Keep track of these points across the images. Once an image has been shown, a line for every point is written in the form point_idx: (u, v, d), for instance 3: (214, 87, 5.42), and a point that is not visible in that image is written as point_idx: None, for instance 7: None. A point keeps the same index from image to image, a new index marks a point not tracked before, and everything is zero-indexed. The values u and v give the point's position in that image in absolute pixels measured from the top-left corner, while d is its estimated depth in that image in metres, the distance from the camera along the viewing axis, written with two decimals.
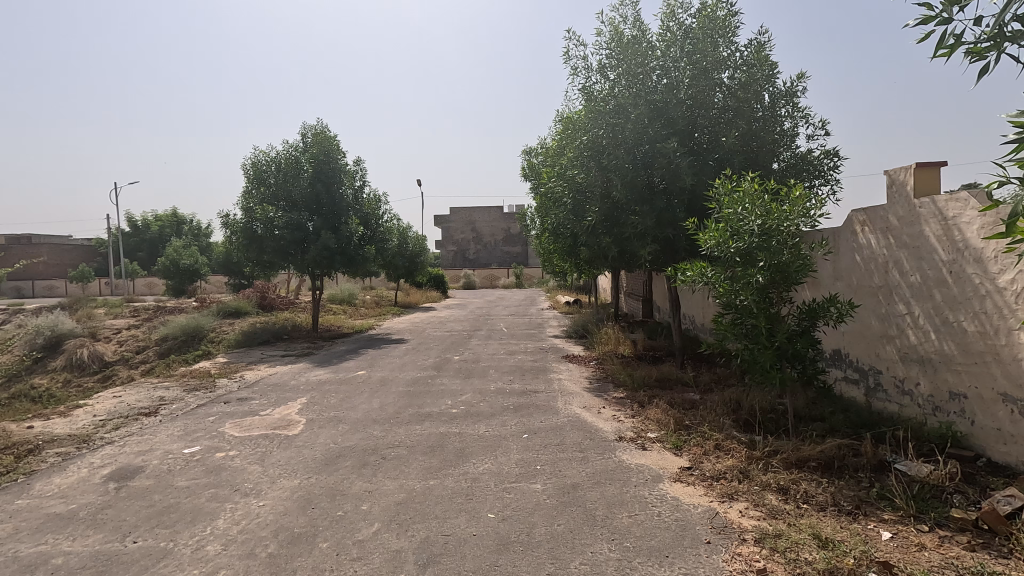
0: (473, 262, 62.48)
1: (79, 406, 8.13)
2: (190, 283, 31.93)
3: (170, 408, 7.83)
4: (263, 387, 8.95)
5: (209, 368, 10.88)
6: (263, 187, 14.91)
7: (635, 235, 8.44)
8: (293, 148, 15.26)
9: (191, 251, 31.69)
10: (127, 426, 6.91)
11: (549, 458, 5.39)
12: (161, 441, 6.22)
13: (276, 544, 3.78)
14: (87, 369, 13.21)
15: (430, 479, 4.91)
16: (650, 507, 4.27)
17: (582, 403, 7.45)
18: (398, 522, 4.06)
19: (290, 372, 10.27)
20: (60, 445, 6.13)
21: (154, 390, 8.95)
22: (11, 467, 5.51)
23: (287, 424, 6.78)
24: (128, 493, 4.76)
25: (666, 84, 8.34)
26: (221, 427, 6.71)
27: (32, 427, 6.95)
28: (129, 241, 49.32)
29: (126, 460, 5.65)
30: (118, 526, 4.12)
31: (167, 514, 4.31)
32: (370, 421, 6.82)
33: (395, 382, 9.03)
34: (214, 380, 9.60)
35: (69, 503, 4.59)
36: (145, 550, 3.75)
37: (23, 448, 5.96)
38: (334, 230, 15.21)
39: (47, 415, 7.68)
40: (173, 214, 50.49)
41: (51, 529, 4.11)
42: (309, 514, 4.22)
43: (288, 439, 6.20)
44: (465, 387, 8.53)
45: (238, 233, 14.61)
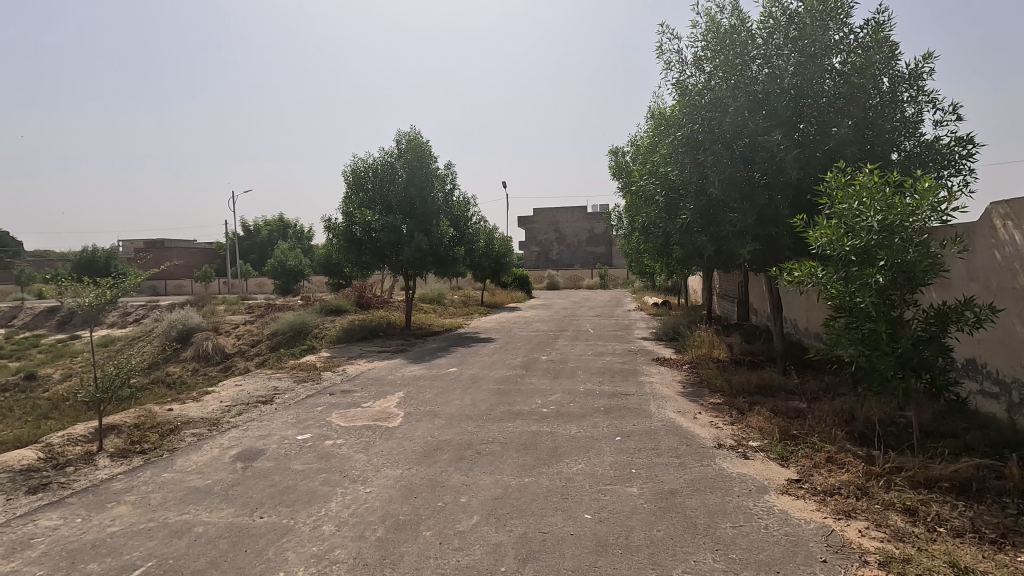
0: (556, 263, 62.55)
1: (208, 393, 9.07)
2: (295, 283, 34.60)
3: (283, 397, 8.52)
4: (363, 381, 9.51)
5: (315, 361, 11.71)
6: (362, 192, 15.82)
7: (734, 233, 8.01)
8: (389, 154, 16.08)
9: (296, 252, 34.25)
10: (249, 413, 7.61)
11: (643, 462, 5.28)
12: (278, 427, 6.79)
13: (383, 529, 4.00)
14: (211, 360, 14.72)
15: (525, 477, 4.96)
16: (755, 518, 4.06)
17: (676, 408, 7.23)
18: (497, 517, 4.15)
19: (386, 367, 10.80)
20: (195, 427, 6.88)
21: (269, 380, 9.80)
22: (157, 443, 6.26)
23: (386, 416, 7.17)
24: (254, 473, 5.24)
25: (767, 73, 7.94)
26: (328, 417, 7.20)
27: (171, 409, 7.83)
28: (243, 244, 54.33)
29: (249, 442, 6.23)
30: (247, 502, 4.55)
31: (287, 494, 4.70)
32: (464, 417, 7.02)
33: (485, 380, 9.25)
34: (320, 373, 10.34)
35: (205, 478, 5.14)
36: (271, 525, 4.11)
37: (166, 427, 6.76)
38: (427, 231, 15.79)
39: (183, 400, 8.62)
40: (280, 219, 55.04)
41: (192, 501, 4.62)
42: (413, 503, 4.43)
43: (389, 430, 6.52)
44: (554, 387, 8.56)
45: (340, 236, 15.54)
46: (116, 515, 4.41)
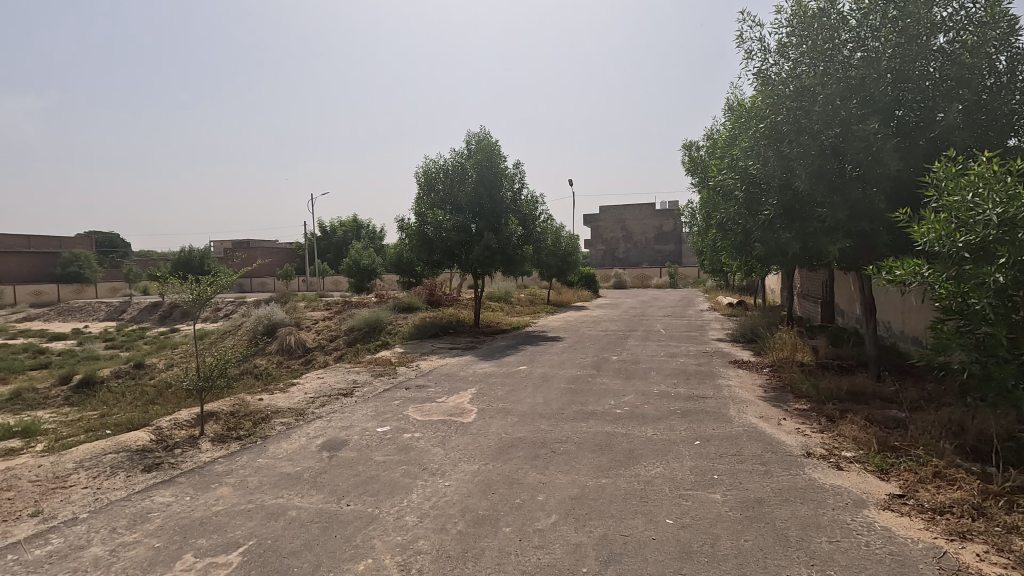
0: (623, 262, 61.47)
1: (293, 384, 9.62)
2: (369, 281, 36.04)
3: (362, 390, 8.89)
4: (437, 376, 9.75)
5: (390, 356, 12.14)
6: (433, 193, 16.21)
7: (824, 230, 7.53)
8: (459, 155, 16.39)
9: (369, 252, 35.66)
10: (331, 404, 8.00)
11: (726, 469, 5.07)
12: (359, 419, 7.09)
13: (464, 522, 4.07)
14: (294, 354, 15.60)
15: (602, 478, 4.91)
16: (854, 534, 3.80)
17: (758, 413, 6.88)
18: (575, 516, 4.12)
19: (457, 363, 11.02)
20: (284, 416, 7.32)
21: (348, 374, 10.26)
22: (251, 430, 6.70)
23: (461, 412, 7.31)
24: (339, 462, 5.50)
25: (861, 58, 7.41)
26: (405, 411, 7.44)
27: (262, 399, 8.37)
28: (320, 244, 57.21)
29: (334, 433, 6.55)
30: (334, 490, 4.77)
31: (371, 483, 4.89)
32: (537, 415, 7.03)
33: (556, 379, 9.22)
34: (395, 368, 10.71)
35: (295, 465, 5.45)
36: (357, 513, 4.29)
37: (259, 416, 7.22)
38: (495, 230, 15.95)
39: (272, 390, 9.19)
40: (354, 220, 57.56)
41: (285, 486, 4.91)
42: (491, 499, 4.48)
43: (464, 426, 6.65)
44: (627, 388, 8.41)
45: (412, 236, 16.00)
46: (219, 495, 4.75)
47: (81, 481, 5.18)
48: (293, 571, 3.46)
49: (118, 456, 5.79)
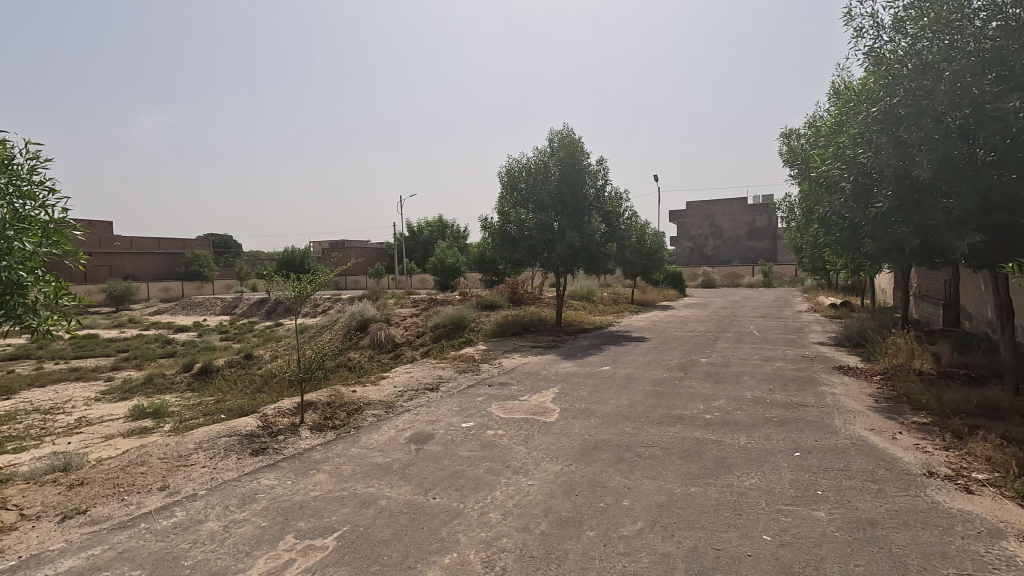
0: (711, 260, 58.82)
1: (383, 378, 10.07)
2: (453, 280, 37.08)
3: (447, 386, 9.13)
4: (519, 375, 9.81)
5: (473, 353, 12.38)
6: (516, 191, 16.33)
7: (949, 223, 6.72)
8: (542, 153, 16.39)
9: (454, 251, 36.68)
10: (418, 398, 8.28)
11: (830, 484, 4.66)
12: (445, 414, 7.27)
13: (547, 523, 4.04)
14: (384, 348, 16.32)
15: (691, 486, 4.68)
16: (989, 568, 3.34)
17: (867, 425, 6.28)
18: (662, 525, 3.97)
19: (539, 362, 11.02)
20: (375, 408, 7.66)
21: (434, 369, 10.57)
22: (345, 421, 7.08)
23: (544, 411, 7.29)
24: (426, 455, 5.66)
25: (997, 28, 6.53)
26: (488, 407, 7.54)
27: (355, 391, 8.84)
28: (408, 244, 59.66)
29: (421, 426, 6.76)
30: (421, 482, 4.92)
31: (456, 478, 4.99)
32: (621, 417, 6.86)
33: (641, 381, 8.95)
34: (478, 365, 10.91)
35: (385, 456, 5.68)
36: (443, 507, 4.39)
37: (353, 407, 7.62)
38: (578, 228, 15.79)
39: (364, 383, 9.68)
40: (439, 220, 59.66)
41: (376, 476, 5.13)
42: (575, 501, 4.42)
43: (547, 425, 6.62)
44: (717, 392, 8.00)
45: (495, 235, 16.22)
46: (317, 481, 5.06)
47: (200, 460, 5.72)
48: (384, 559, 3.60)
49: (231, 439, 6.34)
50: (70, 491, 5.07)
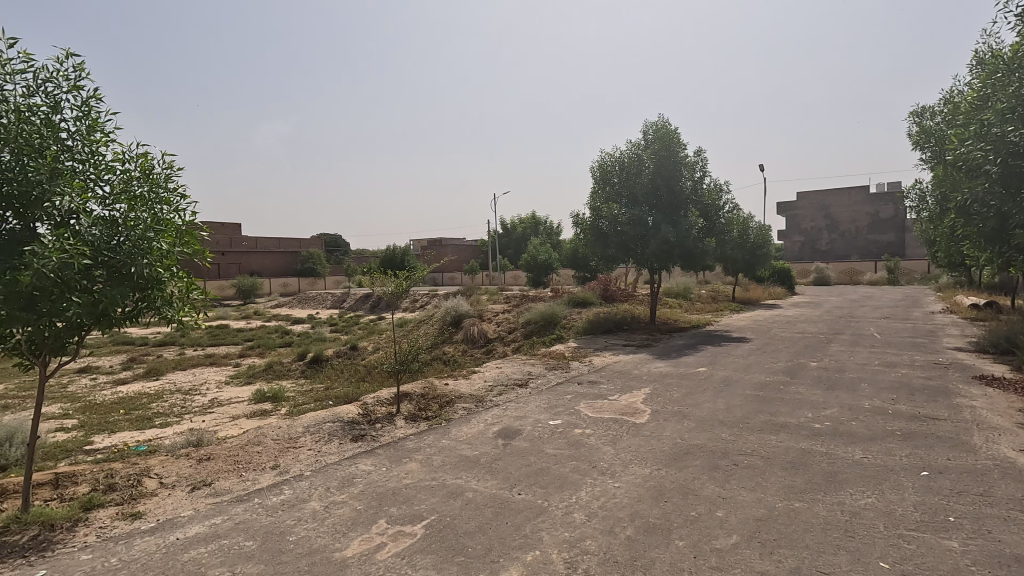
0: (825, 255, 54.08)
1: (475, 372, 10.32)
2: (546, 276, 37.21)
3: (536, 382, 9.16)
4: (609, 373, 9.61)
5: (563, 350, 12.32)
6: (608, 186, 16.00)
7: None
8: (636, 146, 15.92)
9: (546, 247, 36.85)
10: (507, 393, 8.39)
11: (966, 511, 4.08)
12: (533, 410, 7.30)
13: (633, 528, 3.91)
14: (476, 343, 16.72)
15: (794, 501, 4.31)
16: None
17: (1017, 445, 5.43)
18: (760, 541, 3.69)
19: (631, 361, 10.74)
20: (465, 402, 7.87)
21: (524, 365, 10.66)
22: (438, 412, 7.34)
23: (634, 411, 7.07)
24: (513, 451, 5.71)
25: None
26: (577, 406, 7.45)
27: (448, 384, 9.13)
28: (502, 241, 60.77)
29: (509, 421, 6.84)
30: (507, 477, 4.97)
31: (541, 476, 4.97)
32: (717, 422, 6.49)
33: (741, 384, 8.41)
34: (568, 362, 10.84)
35: (474, 449, 5.80)
36: (528, 503, 4.40)
37: (445, 400, 7.87)
38: (674, 223, 15.17)
39: (456, 377, 9.98)
40: (532, 217, 60.40)
41: (464, 468, 5.26)
42: (663, 507, 4.24)
43: (637, 427, 6.42)
44: (828, 400, 7.32)
45: (587, 231, 16.00)
46: (409, 470, 5.28)
47: (307, 443, 6.18)
48: (468, 550, 3.67)
49: (334, 425, 6.80)
50: (200, 464, 5.71)
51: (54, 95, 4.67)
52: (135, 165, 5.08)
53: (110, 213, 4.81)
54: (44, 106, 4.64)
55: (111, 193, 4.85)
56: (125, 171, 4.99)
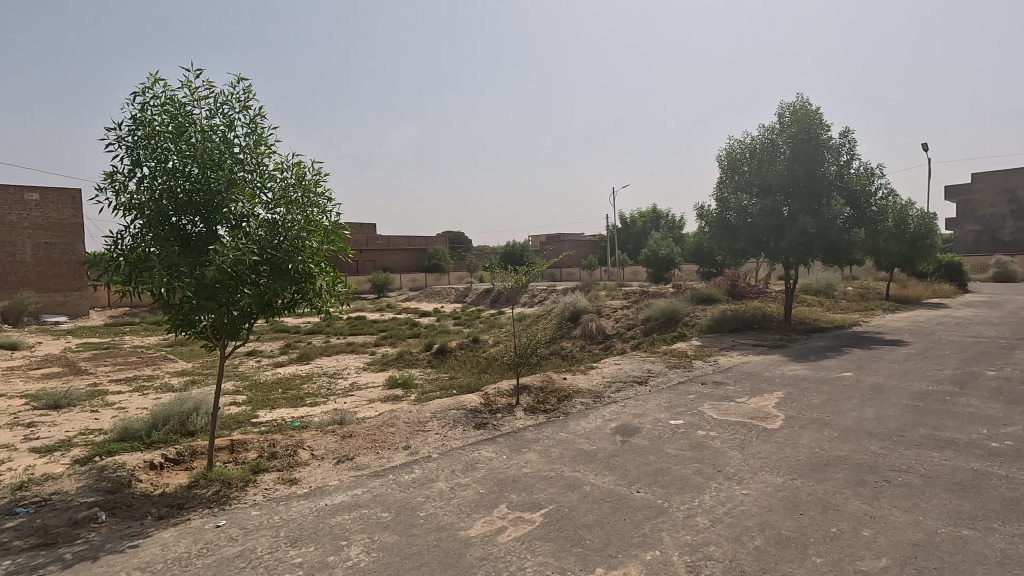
0: (1010, 245, 45.87)
1: (593, 367, 10.28)
2: (667, 271, 35.79)
3: (657, 380, 8.89)
4: (737, 374, 9.04)
5: (686, 348, 11.81)
6: (737, 175, 15.01)
7: None
8: (770, 130, 14.75)
9: (668, 242, 35.49)
10: (626, 391, 8.25)
11: None
12: (653, 409, 7.11)
13: (762, 539, 3.67)
14: (594, 339, 16.59)
15: (962, 528, 3.76)
16: None
17: None
18: (916, 568, 3.28)
19: (762, 362, 10.00)
20: (583, 397, 7.88)
21: (644, 363, 10.39)
22: (556, 406, 7.44)
23: (766, 416, 6.59)
24: (632, 448, 5.63)
25: None
26: (701, 407, 7.12)
27: (566, 378, 9.21)
28: (621, 235, 59.62)
29: (627, 419, 6.73)
30: (626, 474, 4.91)
31: (662, 475, 4.85)
32: (864, 433, 5.84)
33: (895, 393, 7.47)
34: (691, 361, 10.38)
35: (591, 444, 5.80)
36: (647, 502, 4.31)
37: (563, 394, 7.95)
38: (814, 213, 13.82)
39: (574, 371, 10.01)
40: (653, 210, 58.84)
41: (582, 461, 5.29)
42: (798, 520, 3.93)
43: (768, 432, 5.98)
44: (1011, 416, 6.23)
45: (713, 223, 15.16)
46: (528, 459, 5.43)
47: (435, 428, 6.60)
48: (586, 542, 3.70)
49: (459, 412, 7.18)
50: (343, 441, 6.35)
51: (230, 116, 5.46)
52: (292, 173, 5.77)
53: (272, 216, 5.51)
54: (222, 126, 5.43)
55: (273, 198, 5.56)
56: (284, 179, 5.69)
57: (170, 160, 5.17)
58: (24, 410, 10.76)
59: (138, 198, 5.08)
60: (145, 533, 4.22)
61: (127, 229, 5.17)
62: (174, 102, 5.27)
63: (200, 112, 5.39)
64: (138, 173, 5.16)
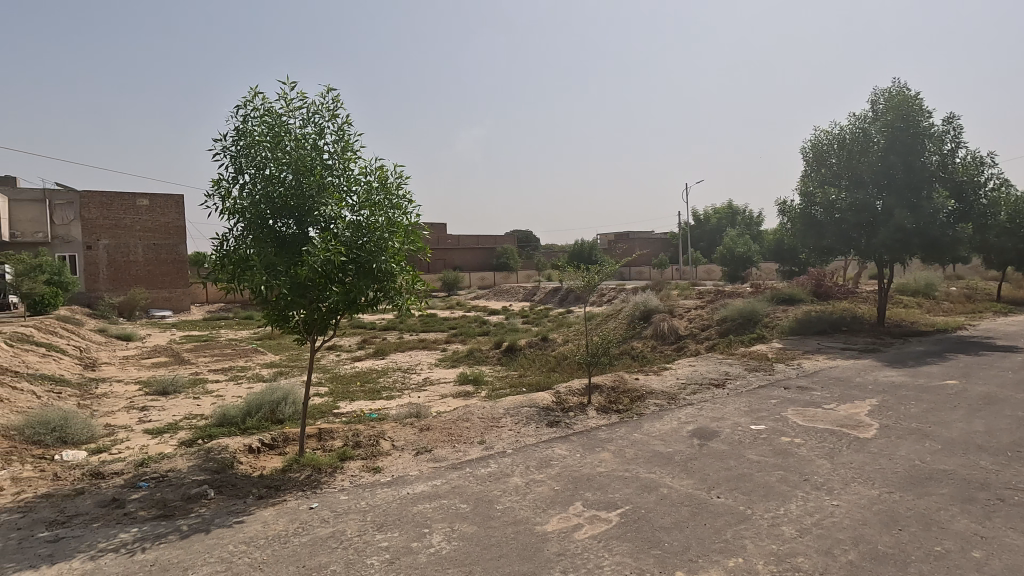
0: None
1: (666, 369, 10.05)
2: (744, 270, 34.25)
3: (735, 384, 8.56)
4: (824, 379, 8.54)
5: (766, 351, 11.29)
6: (824, 168, 14.25)
7: None
8: (861, 119, 13.84)
9: (745, 239, 33.98)
10: (702, 393, 8.01)
11: None
12: (732, 413, 6.87)
13: (856, 553, 3.48)
14: (666, 339, 16.18)
15: None
16: None
17: None
18: None
19: (852, 367, 9.39)
20: (657, 398, 7.73)
21: (721, 365, 10.03)
22: (629, 406, 7.35)
23: (858, 424, 6.20)
24: (710, 452, 5.47)
25: None
26: (784, 412, 6.80)
27: (638, 379, 9.07)
28: (694, 232, 57.70)
29: (704, 422, 6.54)
30: (704, 478, 4.80)
31: (744, 481, 4.69)
32: (973, 447, 5.35)
33: (1010, 404, 6.78)
34: (772, 364, 9.91)
35: (667, 446, 5.70)
36: (728, 508, 4.19)
37: (636, 394, 7.85)
38: (912, 207, 12.77)
39: (647, 372, 9.84)
40: (729, 206, 56.51)
41: (658, 463, 5.21)
42: (896, 536, 3.68)
43: (861, 442, 5.63)
44: None
45: (796, 219, 14.45)
46: (602, 458, 5.42)
47: (508, 424, 6.72)
48: (664, 545, 3.65)
49: (531, 409, 7.26)
50: (421, 433, 6.60)
51: (320, 124, 5.81)
52: (375, 177, 6.06)
53: (358, 218, 5.82)
54: (313, 134, 5.80)
55: (358, 201, 5.86)
56: (368, 182, 5.98)
57: (268, 167, 5.59)
58: (138, 395, 11.96)
59: (240, 202, 5.53)
60: (248, 511, 4.60)
61: (231, 232, 5.64)
62: (272, 113, 5.69)
63: (294, 122, 5.78)
64: (239, 180, 5.61)
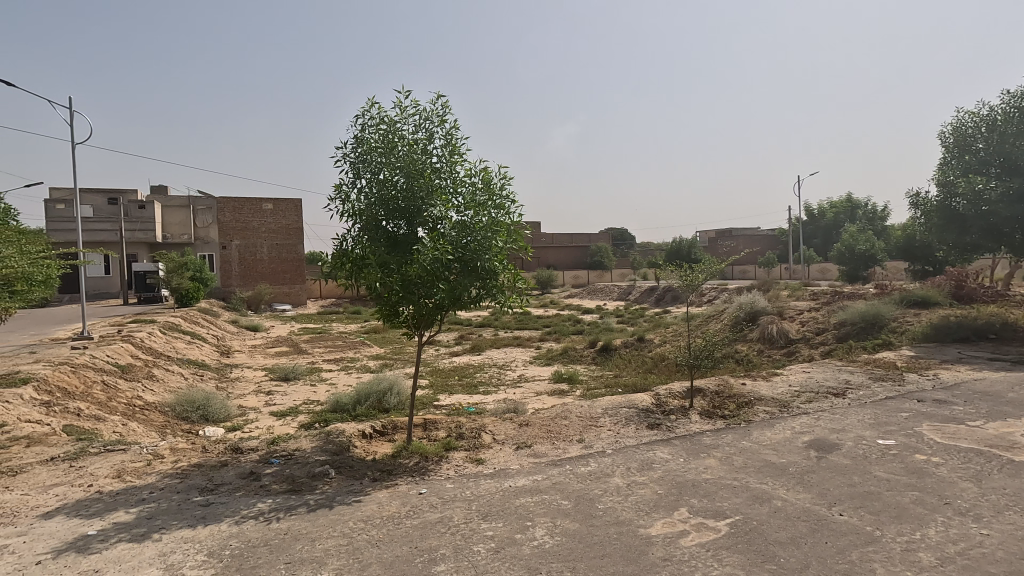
0: None
1: (776, 374, 9.42)
2: (866, 269, 31.22)
3: (857, 393, 7.84)
4: (967, 393, 7.58)
5: (894, 359, 10.23)
6: (968, 154, 12.56)
7: None
8: (1018, 97, 12.03)
9: (868, 235, 30.96)
10: (819, 402, 7.43)
11: None
12: (855, 425, 6.31)
13: None
14: (776, 343, 15.09)
15: None
16: None
17: None
18: None
19: (1004, 380, 8.24)
20: (767, 405, 7.28)
21: (840, 372, 9.23)
22: (735, 412, 6.99)
23: (1011, 445, 5.45)
24: (830, 466, 5.07)
25: None
26: (918, 427, 6.13)
27: (745, 384, 8.58)
28: (807, 229, 53.60)
29: (823, 433, 6.06)
30: (824, 493, 4.47)
31: (871, 500, 4.30)
32: None
33: None
34: (902, 373, 8.96)
35: (780, 457, 5.36)
36: (853, 528, 3.87)
37: (743, 400, 7.44)
38: None
39: (754, 377, 9.28)
40: (848, 199, 51.87)
41: (770, 474, 4.92)
42: None
43: (1016, 465, 4.95)
44: None
45: (932, 213, 12.91)
46: (708, 465, 5.21)
47: (607, 424, 6.66)
48: (780, 561, 3.45)
49: (631, 411, 7.13)
50: (521, 428, 6.72)
51: (429, 129, 6.10)
52: (479, 178, 6.25)
53: (463, 219, 6.04)
54: (423, 139, 6.10)
55: (463, 202, 6.08)
56: (472, 184, 6.18)
57: (382, 172, 5.96)
58: (265, 380, 13.26)
59: (358, 206, 5.95)
60: (365, 492, 4.96)
61: (349, 233, 6.09)
62: (386, 121, 6.06)
63: (407, 128, 6.12)
64: (357, 185, 6.04)
